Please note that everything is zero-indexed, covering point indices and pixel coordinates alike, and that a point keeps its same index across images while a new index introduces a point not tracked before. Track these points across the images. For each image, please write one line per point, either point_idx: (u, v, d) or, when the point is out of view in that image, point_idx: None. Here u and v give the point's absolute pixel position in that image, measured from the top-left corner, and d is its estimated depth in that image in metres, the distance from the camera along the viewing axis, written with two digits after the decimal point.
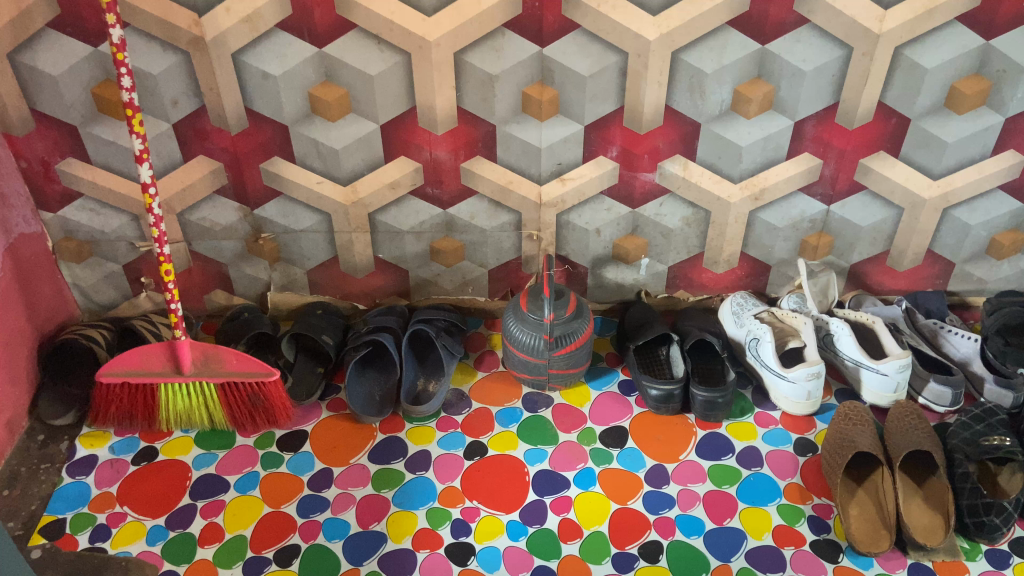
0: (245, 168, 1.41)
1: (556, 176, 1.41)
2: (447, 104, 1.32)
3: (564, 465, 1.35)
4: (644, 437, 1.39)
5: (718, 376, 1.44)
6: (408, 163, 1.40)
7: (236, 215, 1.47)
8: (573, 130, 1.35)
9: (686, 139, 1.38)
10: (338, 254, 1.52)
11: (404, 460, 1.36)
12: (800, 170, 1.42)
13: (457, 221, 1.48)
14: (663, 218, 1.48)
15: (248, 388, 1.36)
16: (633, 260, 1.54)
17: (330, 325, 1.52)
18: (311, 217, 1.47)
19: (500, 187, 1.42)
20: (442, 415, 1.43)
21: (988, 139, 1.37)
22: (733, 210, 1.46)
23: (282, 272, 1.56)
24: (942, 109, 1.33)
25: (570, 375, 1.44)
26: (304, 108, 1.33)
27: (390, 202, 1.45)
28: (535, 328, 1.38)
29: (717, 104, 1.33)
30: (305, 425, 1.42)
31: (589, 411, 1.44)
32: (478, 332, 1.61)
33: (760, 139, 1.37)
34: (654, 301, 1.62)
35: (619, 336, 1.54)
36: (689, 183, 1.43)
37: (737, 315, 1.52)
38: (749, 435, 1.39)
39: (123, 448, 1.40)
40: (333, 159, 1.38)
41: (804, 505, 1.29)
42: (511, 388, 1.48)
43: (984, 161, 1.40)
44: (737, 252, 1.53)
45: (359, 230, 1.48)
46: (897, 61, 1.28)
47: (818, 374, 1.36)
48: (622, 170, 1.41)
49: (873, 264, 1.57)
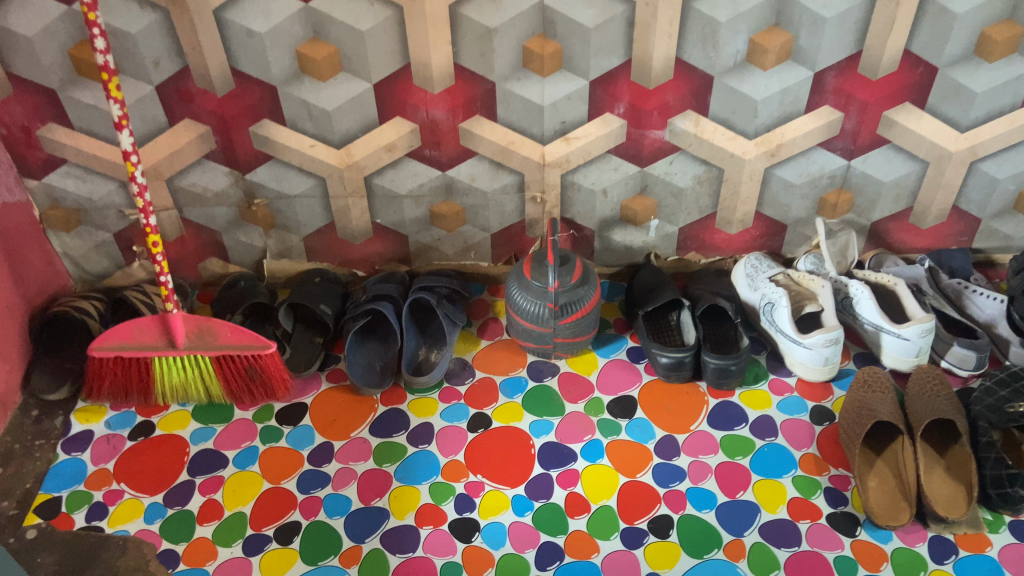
0: (234, 132, 1.34)
1: (559, 135, 1.34)
2: (443, 61, 1.25)
3: (571, 437, 1.31)
4: (653, 407, 1.34)
5: (731, 342, 1.39)
6: (404, 124, 1.33)
7: (227, 180, 1.41)
8: (578, 86, 1.28)
9: (697, 93, 1.30)
10: (335, 219, 1.47)
11: (406, 433, 1.32)
12: (820, 124, 1.34)
13: (458, 184, 1.41)
14: (673, 176, 1.41)
15: (244, 361, 1.31)
16: (642, 221, 1.47)
17: (329, 294, 1.47)
18: (305, 182, 1.41)
19: (501, 147, 1.36)
20: (445, 385, 1.38)
21: (1020, 88, 1.29)
22: (747, 166, 1.39)
23: (277, 239, 1.49)
24: (972, 57, 1.25)
25: (576, 343, 1.39)
26: (293, 67, 1.27)
27: (387, 164, 1.39)
28: (539, 297, 1.33)
29: (731, 55, 1.25)
30: (305, 398, 1.38)
31: (596, 380, 1.39)
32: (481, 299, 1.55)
33: (777, 92, 1.29)
34: (664, 263, 1.55)
35: (627, 303, 1.48)
36: (701, 140, 1.36)
37: (750, 277, 1.46)
38: (763, 403, 1.34)
39: (119, 424, 1.36)
40: (325, 120, 1.32)
41: (820, 477, 1.24)
42: (516, 357, 1.43)
43: (1016, 111, 1.32)
44: (752, 212, 1.46)
45: (355, 194, 1.43)
46: (925, 7, 1.19)
47: (836, 340, 1.30)
48: (630, 127, 1.34)
49: (895, 222, 1.49)
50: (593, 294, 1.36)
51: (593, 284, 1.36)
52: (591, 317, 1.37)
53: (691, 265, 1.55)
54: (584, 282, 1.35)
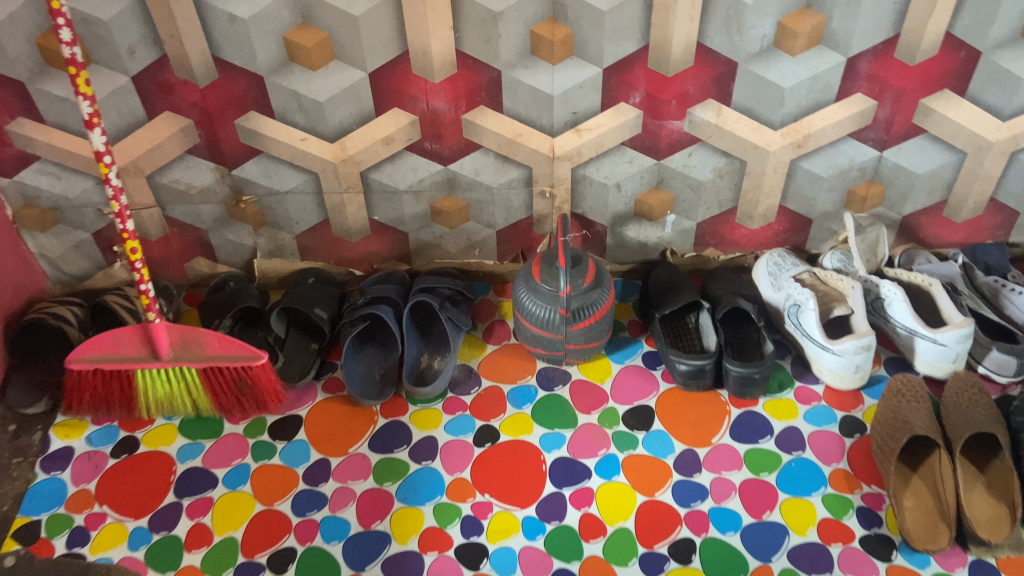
0: (219, 125, 1.24)
1: (570, 127, 1.25)
2: (444, 48, 1.14)
3: (584, 451, 1.22)
4: (672, 418, 1.26)
5: (754, 347, 1.30)
6: (402, 116, 1.23)
7: (212, 176, 1.31)
8: (590, 74, 1.18)
9: (719, 81, 1.20)
10: (330, 216, 1.37)
11: (408, 448, 1.23)
12: (851, 113, 1.24)
13: (461, 179, 1.32)
14: (692, 169, 1.31)
15: (233, 373, 1.22)
16: (657, 217, 1.37)
17: (324, 296, 1.37)
18: (297, 178, 1.32)
19: (507, 140, 1.26)
20: (449, 395, 1.30)
21: None
22: (772, 158, 1.29)
23: (268, 237, 1.40)
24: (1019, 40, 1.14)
25: (589, 349, 1.30)
26: (280, 56, 1.16)
27: (384, 159, 1.29)
28: (550, 300, 1.23)
29: (758, 40, 1.15)
30: (300, 409, 1.29)
31: (610, 388, 1.30)
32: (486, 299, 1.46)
33: (806, 79, 1.19)
34: (680, 260, 1.45)
35: (642, 304, 1.39)
36: (722, 131, 1.26)
37: (773, 276, 1.37)
38: (789, 414, 1.25)
39: (102, 440, 1.27)
40: (316, 112, 1.22)
41: (852, 495, 1.16)
42: (525, 363, 1.34)
43: None
44: (775, 206, 1.36)
45: (350, 191, 1.33)
46: None
47: (868, 346, 1.21)
48: (646, 118, 1.24)
49: (928, 215, 1.39)
50: (608, 297, 1.27)
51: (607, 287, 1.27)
52: (605, 321, 1.28)
53: (709, 262, 1.46)
54: (597, 283, 1.26)
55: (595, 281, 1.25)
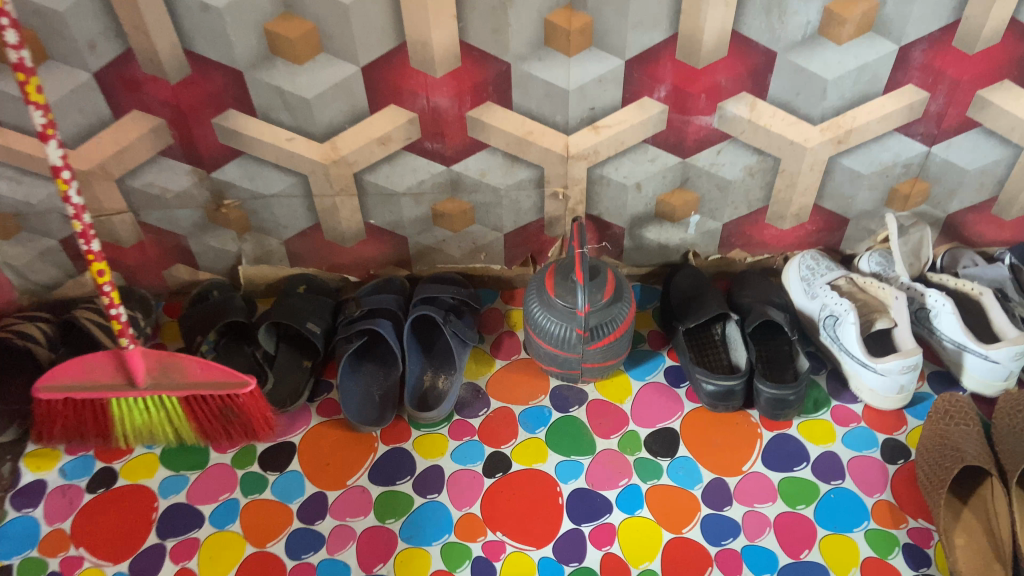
0: (195, 125, 1.11)
1: (587, 124, 1.12)
2: (447, 39, 1.01)
3: (604, 482, 1.12)
4: (699, 443, 1.16)
5: (786, 364, 1.19)
6: (400, 113, 1.10)
7: (190, 179, 1.18)
8: (611, 66, 1.05)
9: (755, 73, 1.07)
10: (321, 220, 1.24)
11: (411, 480, 1.13)
12: (899, 106, 1.11)
13: (465, 180, 1.19)
14: (720, 168, 1.19)
15: (218, 401, 1.11)
16: (680, 218, 1.25)
17: (316, 309, 1.26)
18: (284, 181, 1.19)
19: (517, 138, 1.13)
20: (455, 419, 1.19)
21: None
22: (809, 155, 1.17)
23: (253, 243, 1.28)
24: None
25: (607, 367, 1.19)
26: (261, 49, 1.03)
27: (380, 159, 1.16)
28: (564, 317, 1.12)
29: (801, 27, 1.02)
30: (293, 436, 1.18)
31: (630, 409, 1.19)
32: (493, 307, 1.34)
33: (852, 70, 1.06)
34: (703, 263, 1.34)
35: (664, 313, 1.28)
36: (755, 127, 1.13)
37: (807, 283, 1.25)
38: (826, 438, 1.15)
39: (77, 472, 1.17)
40: (304, 110, 1.09)
41: (897, 531, 1.06)
42: (537, 381, 1.23)
43: None
44: (810, 205, 1.25)
45: (343, 193, 1.20)
46: None
47: (914, 365, 1.11)
48: (672, 113, 1.11)
49: (976, 213, 1.27)
50: (627, 312, 1.16)
51: (627, 301, 1.16)
52: (625, 337, 1.17)
53: (735, 264, 1.34)
54: (616, 297, 1.14)
55: (614, 295, 1.14)
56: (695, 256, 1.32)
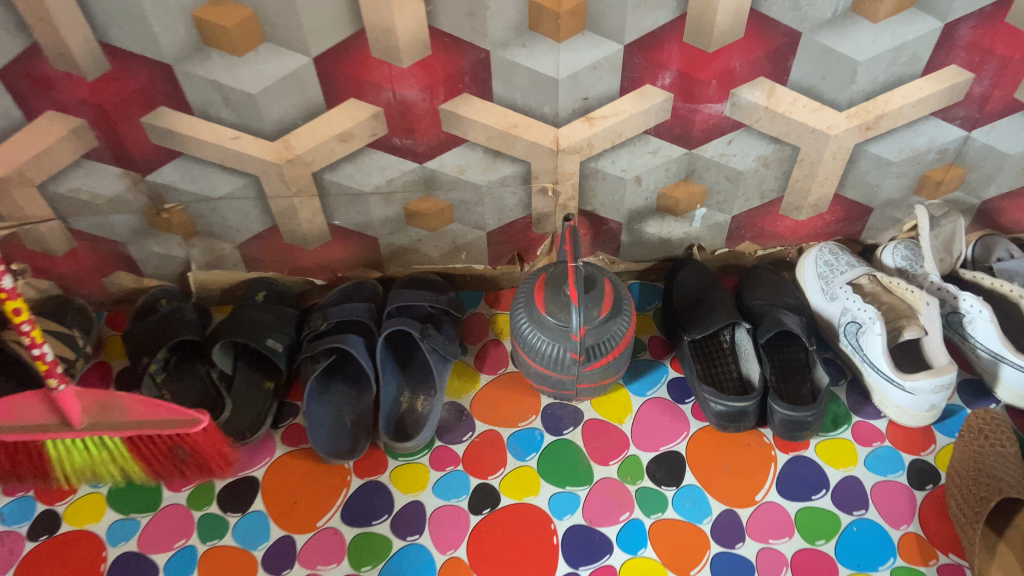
0: (122, 126, 0.95)
1: (580, 115, 0.97)
2: (413, 25, 0.85)
3: (603, 516, 1.00)
4: (707, 469, 1.04)
5: (803, 377, 1.07)
6: (362, 107, 0.95)
7: (122, 183, 1.02)
8: (608, 52, 0.89)
9: (776, 57, 0.91)
10: (278, 222, 1.10)
11: (388, 520, 1.01)
12: (938, 89, 0.97)
13: (441, 177, 1.04)
14: (731, 158, 1.04)
15: (168, 440, 0.98)
16: (685, 211, 1.11)
17: (278, 322, 1.12)
18: (232, 183, 1.04)
19: (499, 132, 0.98)
20: (436, 445, 1.07)
21: None
22: (833, 144, 1.02)
23: (203, 248, 1.13)
24: None
25: (604, 386, 1.07)
26: (192, 39, 0.86)
27: (341, 158, 1.01)
28: (557, 338, 0.99)
29: (832, 4, 0.86)
30: (255, 471, 1.06)
31: (630, 430, 1.07)
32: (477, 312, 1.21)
33: (888, 51, 0.91)
34: (709, 257, 1.21)
35: (667, 318, 1.15)
36: (773, 114, 0.98)
37: (826, 283, 1.12)
38: (847, 461, 1.04)
39: (15, 517, 1.04)
40: (248, 106, 0.93)
41: (927, 568, 0.95)
42: (527, 399, 1.11)
43: None
44: (830, 195, 1.11)
45: (302, 194, 1.05)
46: None
47: (948, 384, 0.99)
48: (678, 101, 0.96)
49: (1013, 199, 1.14)
50: (626, 327, 1.03)
51: (625, 315, 1.03)
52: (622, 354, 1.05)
53: (745, 258, 1.21)
54: (614, 311, 1.02)
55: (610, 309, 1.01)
56: (699, 251, 1.19)
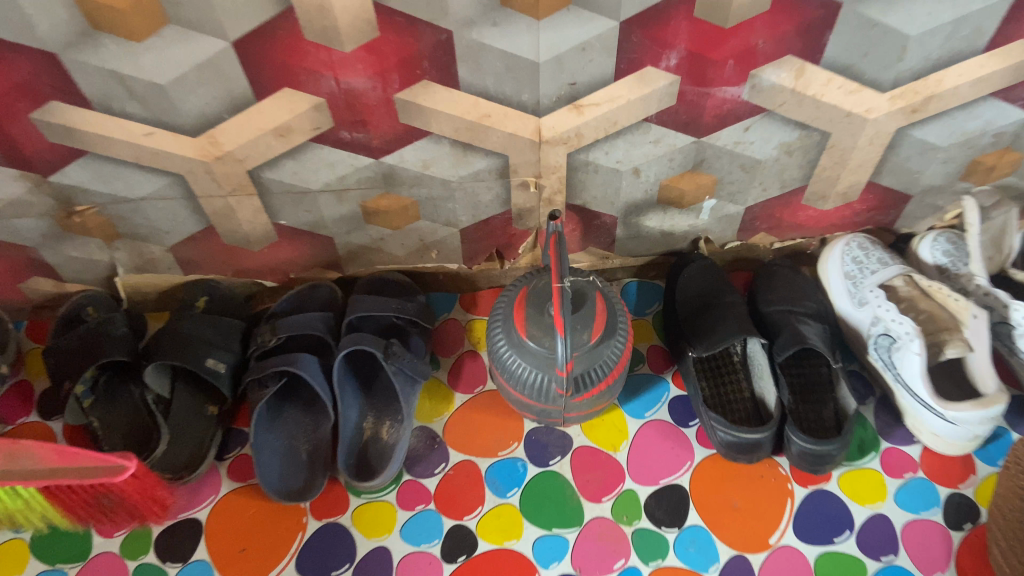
0: (7, 123, 0.78)
1: (566, 103, 0.79)
2: (352, 2, 0.67)
3: (595, 565, 0.86)
4: (715, 507, 0.91)
5: (825, 397, 0.93)
6: (300, 98, 0.77)
7: (21, 185, 0.86)
8: (600, 30, 0.71)
9: (808, 33, 0.74)
10: (214, 223, 0.93)
11: (349, 571, 0.87)
12: (1003, 66, 0.79)
13: (402, 172, 0.88)
14: (747, 146, 0.87)
15: (89, 490, 0.83)
16: (690, 204, 0.95)
17: (219, 336, 0.97)
18: (153, 182, 0.87)
19: (469, 124, 0.81)
20: (405, 480, 0.94)
21: None
22: (870, 129, 0.85)
23: (129, 251, 0.97)
24: None
25: (593, 412, 0.93)
26: (76, 24, 0.68)
27: (280, 154, 0.84)
28: (539, 366, 0.85)
29: None
30: (199, 513, 0.93)
31: (626, 461, 0.94)
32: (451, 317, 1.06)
33: (948, 23, 0.73)
34: (717, 252, 1.05)
35: (670, 326, 1.00)
36: (800, 98, 0.81)
37: (854, 285, 0.97)
38: (874, 496, 0.91)
39: None
40: (158, 97, 0.76)
41: None
42: (507, 422, 0.97)
43: None
44: (862, 183, 0.94)
45: (238, 193, 0.89)
46: None
47: (996, 415, 0.84)
48: (685, 85, 0.79)
49: None
50: (621, 350, 0.89)
51: (621, 337, 0.89)
52: (617, 379, 0.90)
53: (758, 252, 1.05)
54: (608, 334, 0.87)
55: (604, 331, 0.87)
56: (705, 245, 1.03)
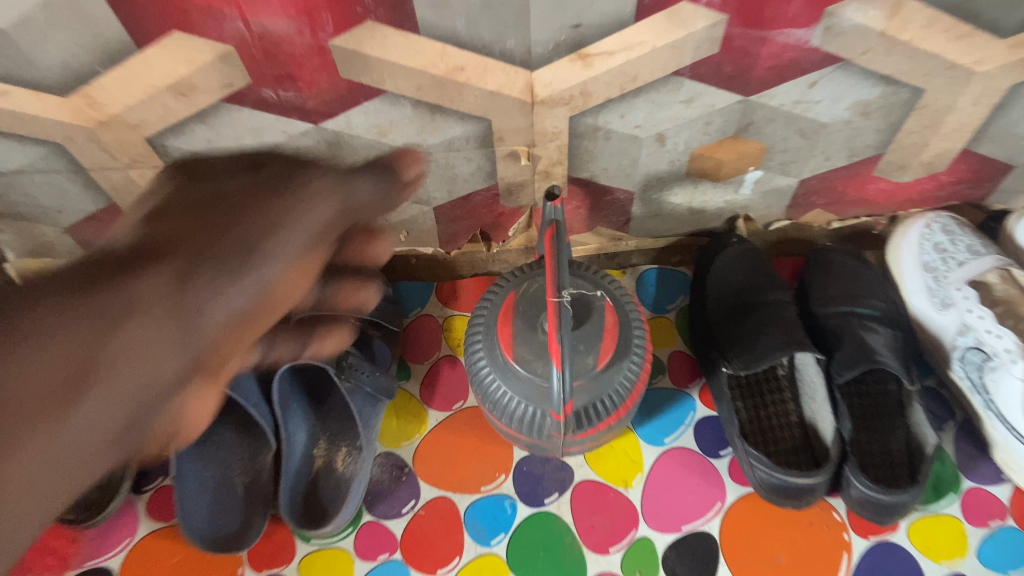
0: None
1: (568, 53, 0.57)
2: None
3: None
4: (753, 562, 0.71)
5: (895, 425, 0.74)
6: (198, 47, 0.56)
7: None
8: None
9: None
10: (119, 201, 0.73)
11: None
12: None
13: (353, 138, 0.66)
14: (810, 106, 0.65)
15: None
16: (729, 176, 0.74)
17: None
18: (25, 153, 0.66)
19: (435, 80, 0.59)
20: (365, 521, 0.75)
21: None
22: (980, 85, 0.63)
23: (18, 232, 0.77)
24: None
25: (603, 442, 0.73)
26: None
27: (185, 118, 0.62)
28: (535, 397, 0.65)
29: None
30: (107, 560, 0.74)
31: (641, 500, 0.75)
32: (421, 314, 0.86)
33: None
34: (757, 233, 0.85)
35: (700, 327, 0.80)
36: (891, 45, 0.58)
37: (936, 282, 0.76)
38: (954, 551, 0.72)
39: None
40: None
41: None
42: (493, 448, 0.78)
43: None
44: (954, 152, 0.72)
45: (140, 166, 0.68)
46: None
47: None
48: (733, 28, 0.57)
49: None
50: (641, 369, 0.69)
51: (640, 352, 0.69)
52: (634, 404, 0.71)
53: (809, 238, 0.85)
54: (622, 351, 0.67)
55: (617, 349, 0.67)
56: (744, 226, 0.83)
